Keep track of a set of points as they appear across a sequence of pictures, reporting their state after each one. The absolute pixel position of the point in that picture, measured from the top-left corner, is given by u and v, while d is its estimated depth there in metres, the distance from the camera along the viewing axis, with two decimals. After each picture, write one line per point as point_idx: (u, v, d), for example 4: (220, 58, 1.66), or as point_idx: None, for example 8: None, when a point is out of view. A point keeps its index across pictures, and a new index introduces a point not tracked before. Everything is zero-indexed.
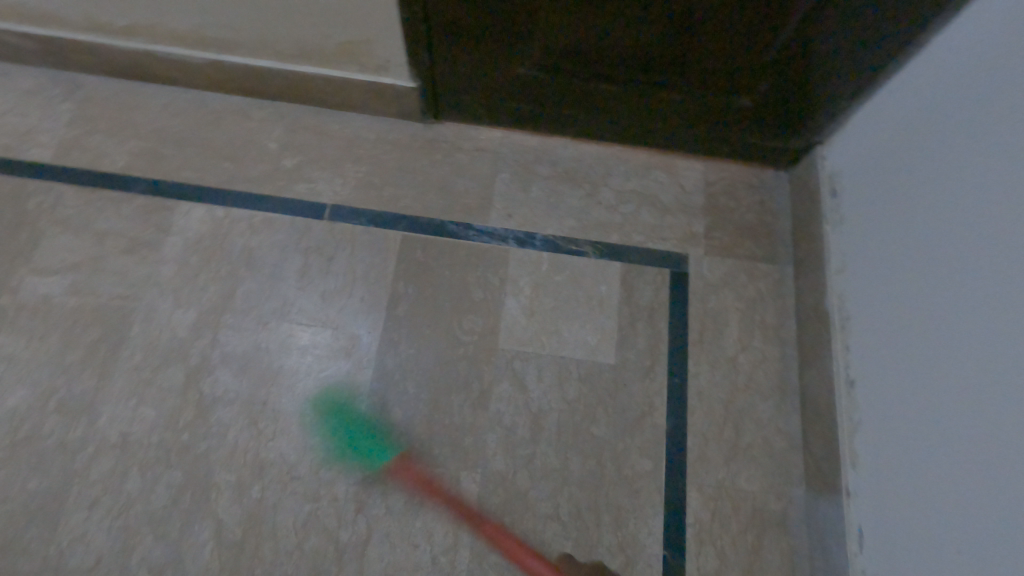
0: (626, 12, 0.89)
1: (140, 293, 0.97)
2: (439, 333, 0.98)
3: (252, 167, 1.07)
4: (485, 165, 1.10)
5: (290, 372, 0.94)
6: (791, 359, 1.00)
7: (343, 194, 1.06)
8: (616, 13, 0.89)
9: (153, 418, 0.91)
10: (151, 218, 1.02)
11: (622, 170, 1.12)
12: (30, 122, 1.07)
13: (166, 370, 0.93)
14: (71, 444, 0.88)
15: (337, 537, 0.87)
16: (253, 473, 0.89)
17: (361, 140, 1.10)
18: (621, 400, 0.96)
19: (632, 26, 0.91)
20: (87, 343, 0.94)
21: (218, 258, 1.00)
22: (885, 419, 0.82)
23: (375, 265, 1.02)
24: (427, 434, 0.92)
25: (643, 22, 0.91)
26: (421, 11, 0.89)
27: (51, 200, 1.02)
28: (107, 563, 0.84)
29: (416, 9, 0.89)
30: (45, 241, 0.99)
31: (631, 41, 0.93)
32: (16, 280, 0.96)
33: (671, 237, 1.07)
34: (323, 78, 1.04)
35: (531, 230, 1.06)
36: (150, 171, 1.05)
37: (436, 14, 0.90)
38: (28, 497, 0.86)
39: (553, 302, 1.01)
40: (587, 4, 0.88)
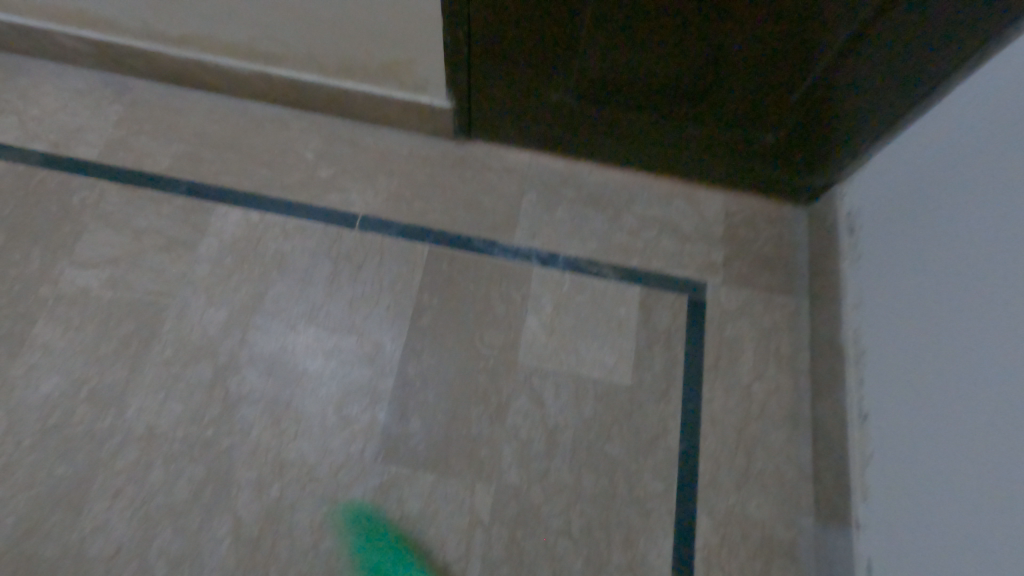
0: (658, 49, 0.93)
1: (174, 290, 1.00)
2: (460, 346, 1.01)
3: (289, 175, 1.10)
4: (512, 185, 1.14)
5: (314, 375, 0.97)
6: (803, 390, 1.02)
7: (375, 205, 1.10)
8: (648, 48, 0.93)
9: (180, 412, 0.93)
10: (189, 219, 1.05)
11: (644, 197, 1.15)
12: (79, 121, 1.11)
13: (194, 366, 0.96)
14: (99, 433, 0.91)
15: (352, 540, 0.88)
16: (273, 472, 0.91)
17: (394, 155, 1.14)
18: (636, 421, 0.98)
19: (663, 62, 0.95)
20: (120, 336, 0.96)
21: (251, 261, 1.03)
22: (897, 454, 0.83)
23: (402, 276, 1.05)
24: (444, 444, 0.94)
25: (674, 59, 0.94)
26: (464, 37, 0.94)
27: (95, 197, 1.05)
28: (126, 552, 0.85)
29: (460, 35, 0.93)
30: (87, 236, 1.02)
31: (661, 75, 0.97)
32: (57, 271, 1.00)
33: (691, 264, 1.10)
34: (363, 94, 1.09)
35: (555, 251, 1.09)
36: (191, 174, 1.09)
37: (478, 40, 0.94)
38: (55, 482, 0.88)
39: (573, 321, 1.04)
40: (622, 39, 0.92)
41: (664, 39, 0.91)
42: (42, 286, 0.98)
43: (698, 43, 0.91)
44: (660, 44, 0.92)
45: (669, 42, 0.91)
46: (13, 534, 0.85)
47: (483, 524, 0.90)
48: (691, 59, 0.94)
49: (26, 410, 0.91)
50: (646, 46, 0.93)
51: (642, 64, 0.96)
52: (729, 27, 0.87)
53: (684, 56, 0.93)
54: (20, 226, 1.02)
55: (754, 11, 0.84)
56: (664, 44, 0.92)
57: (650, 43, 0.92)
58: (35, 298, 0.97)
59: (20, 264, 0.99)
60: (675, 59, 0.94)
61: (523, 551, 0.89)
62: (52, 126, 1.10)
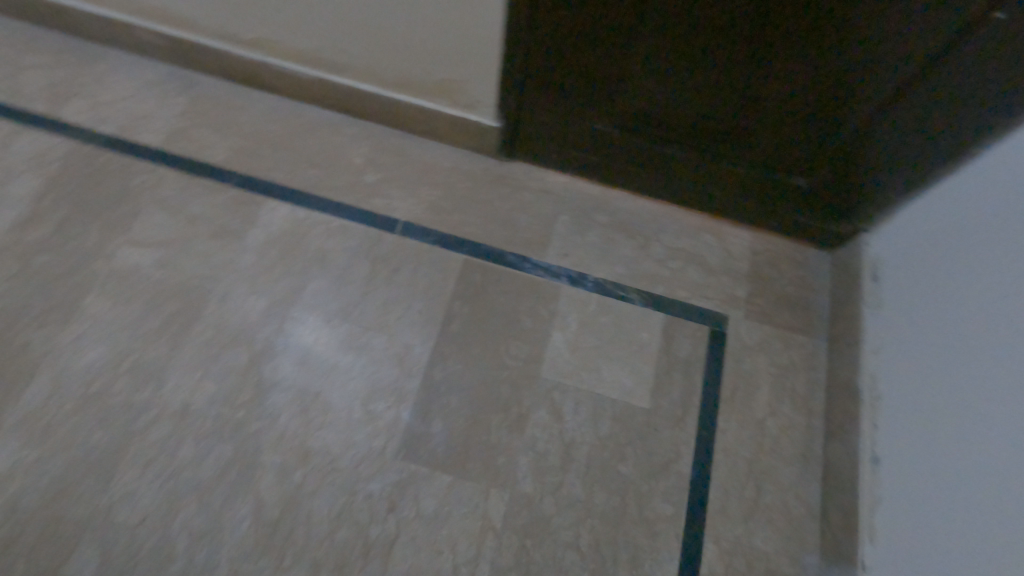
0: (700, 87, 0.98)
1: (219, 276, 1.05)
2: (486, 355, 1.04)
3: (337, 177, 1.16)
4: (548, 205, 1.18)
5: (344, 369, 1.00)
6: (816, 430, 1.04)
7: (415, 213, 1.14)
8: (691, 86, 0.98)
9: (214, 392, 0.97)
10: (240, 210, 1.11)
11: (674, 228, 1.19)
12: (146, 109, 1.18)
13: (231, 350, 1.00)
14: (137, 405, 0.95)
15: (367, 532, 0.91)
16: (297, 458, 0.94)
17: (438, 167, 1.19)
18: (651, 444, 1.00)
19: (704, 101, 1.00)
20: (165, 314, 1.01)
21: (293, 255, 1.08)
22: (906, 498, 0.85)
23: (436, 283, 1.09)
24: (463, 447, 0.97)
25: (714, 98, 0.99)
26: (520, 62, 0.99)
27: (154, 181, 1.11)
28: (151, 522, 0.88)
29: (516, 59, 0.99)
30: (143, 217, 1.08)
31: (703, 113, 1.02)
32: (112, 247, 1.05)
33: (714, 296, 1.13)
34: (415, 107, 1.15)
35: (583, 272, 1.13)
36: (245, 167, 1.14)
37: (533, 66, 1.00)
38: (90, 448, 0.91)
39: (596, 341, 1.07)
40: (669, 75, 0.97)
41: (706, 77, 0.96)
42: (97, 260, 1.03)
43: (741, 85, 0.95)
44: (702, 82, 0.97)
45: (712, 81, 0.96)
46: (46, 493, 0.88)
47: (494, 529, 0.93)
48: (732, 100, 0.98)
49: (71, 376, 0.95)
50: (689, 84, 0.98)
51: (685, 100, 1.01)
52: (770, 70, 0.92)
53: (727, 96, 0.98)
54: (82, 202, 1.08)
55: (795, 57, 0.89)
56: (706, 82, 0.97)
57: (693, 80, 0.97)
58: (89, 271, 1.02)
59: (78, 237, 1.05)
60: (718, 98, 0.99)
61: (531, 560, 0.91)
62: (120, 111, 1.17)
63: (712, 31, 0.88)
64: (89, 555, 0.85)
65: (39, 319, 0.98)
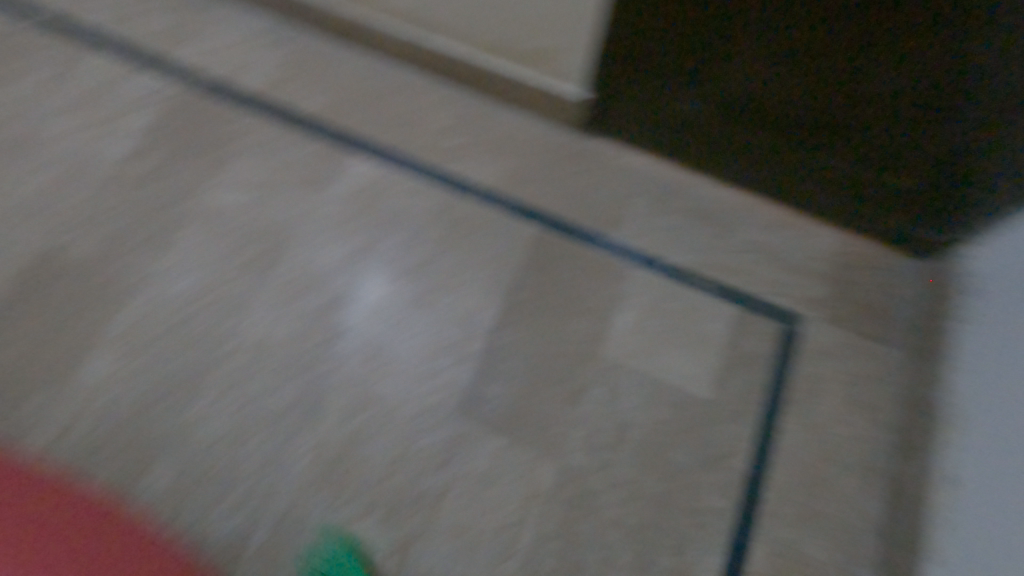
0: (809, 81, 0.93)
1: (302, 223, 1.09)
2: (549, 327, 1.05)
3: (419, 138, 1.18)
4: (625, 186, 1.16)
5: (411, 325, 1.03)
6: (884, 445, 0.99)
7: (492, 180, 1.15)
8: (800, 79, 0.94)
9: (288, 332, 1.01)
10: (326, 162, 1.15)
11: (754, 221, 1.15)
12: (247, 58, 1.23)
13: (307, 294, 1.04)
14: (218, 335, 1.00)
15: (419, 483, 0.94)
16: (359, 404, 0.98)
17: (518, 137, 1.19)
18: (706, 436, 0.99)
19: (810, 96, 0.95)
20: (250, 255, 1.06)
21: (372, 210, 1.11)
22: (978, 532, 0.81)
23: (506, 251, 1.10)
24: (518, 414, 0.98)
25: (822, 95, 0.94)
26: (617, 34, 0.98)
27: (249, 127, 1.16)
28: (222, 446, 0.94)
29: (614, 31, 0.98)
30: (237, 161, 1.13)
31: (795, 102, 0.98)
32: (208, 187, 1.11)
33: (789, 295, 1.09)
34: (504, 75, 1.15)
35: (655, 256, 1.11)
36: (334, 122, 1.18)
37: (628, 39, 0.98)
38: (173, 370, 0.97)
39: (661, 327, 1.06)
40: (764, 59, 0.93)
41: (818, 72, 0.91)
42: (193, 197, 1.10)
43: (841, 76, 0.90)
44: (812, 76, 0.92)
45: (823, 77, 0.91)
46: (132, 406, 0.95)
47: (541, 497, 0.94)
48: (829, 92, 0.93)
49: (162, 301, 1.02)
50: (797, 77, 0.93)
51: (779, 88, 0.97)
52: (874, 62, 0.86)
53: (823, 87, 0.93)
54: (183, 142, 1.14)
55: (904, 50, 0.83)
56: (816, 77, 0.92)
57: (801, 74, 0.93)
58: (185, 207, 1.09)
59: (178, 174, 1.11)
60: (813, 88, 0.94)
61: (574, 533, 0.92)
62: (224, 58, 1.22)
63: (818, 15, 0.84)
64: (165, 468, 0.92)
65: (139, 246, 1.05)
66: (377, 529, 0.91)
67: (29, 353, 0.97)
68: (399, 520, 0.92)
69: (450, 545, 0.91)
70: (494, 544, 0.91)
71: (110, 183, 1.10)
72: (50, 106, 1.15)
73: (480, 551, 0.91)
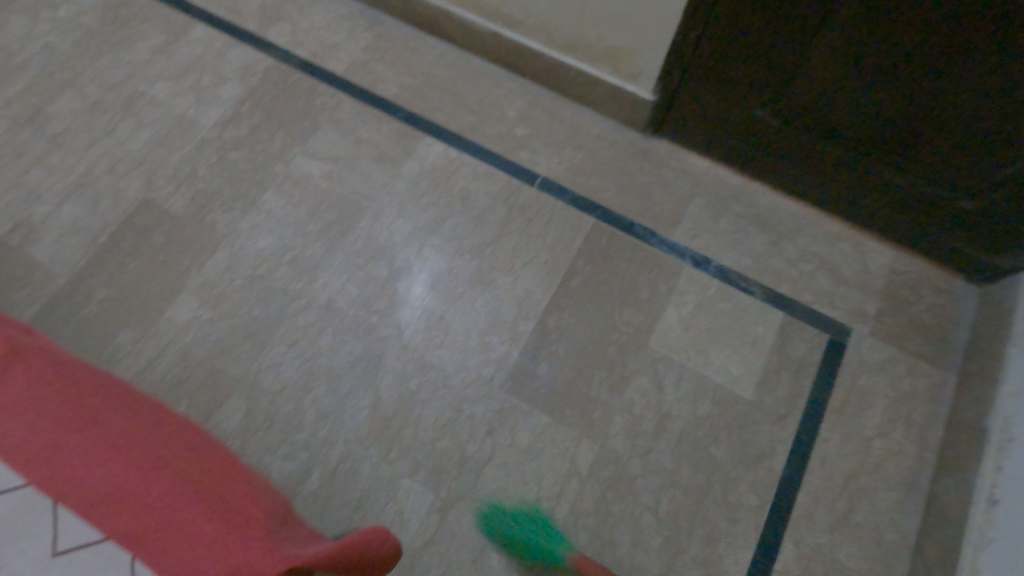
0: (873, 93, 0.93)
1: (375, 196, 1.16)
2: (600, 314, 1.08)
3: (490, 126, 1.24)
4: (684, 187, 1.19)
5: (468, 300, 1.09)
6: (927, 462, 0.99)
7: (556, 171, 1.20)
8: (864, 92, 0.94)
9: (355, 295, 1.08)
10: (402, 141, 1.21)
11: (810, 232, 1.16)
12: (336, 40, 1.31)
13: (375, 263, 1.11)
14: (291, 292, 1.08)
15: (465, 448, 0.98)
16: (415, 368, 1.03)
17: (584, 132, 1.24)
18: (747, 434, 1.01)
19: (873, 108, 0.95)
20: (325, 221, 1.14)
21: (441, 189, 1.17)
22: (1002, 556, 0.79)
23: (564, 239, 1.14)
24: (564, 394, 1.03)
25: (884, 107, 0.94)
26: (687, 40, 1.00)
27: (333, 104, 1.24)
28: (288, 393, 1.00)
29: (685, 38, 1.00)
30: (320, 133, 1.21)
31: (863, 117, 0.98)
32: (291, 155, 1.19)
33: (841, 307, 1.10)
34: (577, 71, 1.19)
35: (708, 256, 1.14)
36: (411, 104, 1.25)
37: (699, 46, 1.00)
38: (249, 319, 1.05)
39: (709, 325, 1.08)
40: (833, 75, 0.94)
41: (880, 85, 0.91)
42: (277, 164, 1.18)
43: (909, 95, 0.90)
44: (874, 89, 0.92)
45: (887, 89, 0.91)
46: (210, 349, 1.03)
47: (580, 475, 0.97)
48: (899, 109, 0.93)
49: (244, 257, 1.10)
50: (859, 89, 0.94)
51: (847, 103, 0.97)
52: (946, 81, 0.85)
53: (894, 105, 0.93)
54: (273, 113, 1.23)
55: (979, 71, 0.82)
56: (879, 90, 0.92)
57: (864, 86, 0.93)
58: (270, 172, 1.17)
59: (266, 141, 1.20)
60: (882, 105, 0.94)
61: (610, 512, 0.95)
62: (315, 39, 1.31)
63: (889, 35, 0.83)
64: (235, 408, 0.99)
65: (226, 204, 1.14)
66: (422, 486, 0.96)
67: (123, 291, 1.06)
68: (443, 481, 0.96)
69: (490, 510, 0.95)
70: None
71: (205, 145, 1.19)
72: (157, 72, 1.26)
73: None
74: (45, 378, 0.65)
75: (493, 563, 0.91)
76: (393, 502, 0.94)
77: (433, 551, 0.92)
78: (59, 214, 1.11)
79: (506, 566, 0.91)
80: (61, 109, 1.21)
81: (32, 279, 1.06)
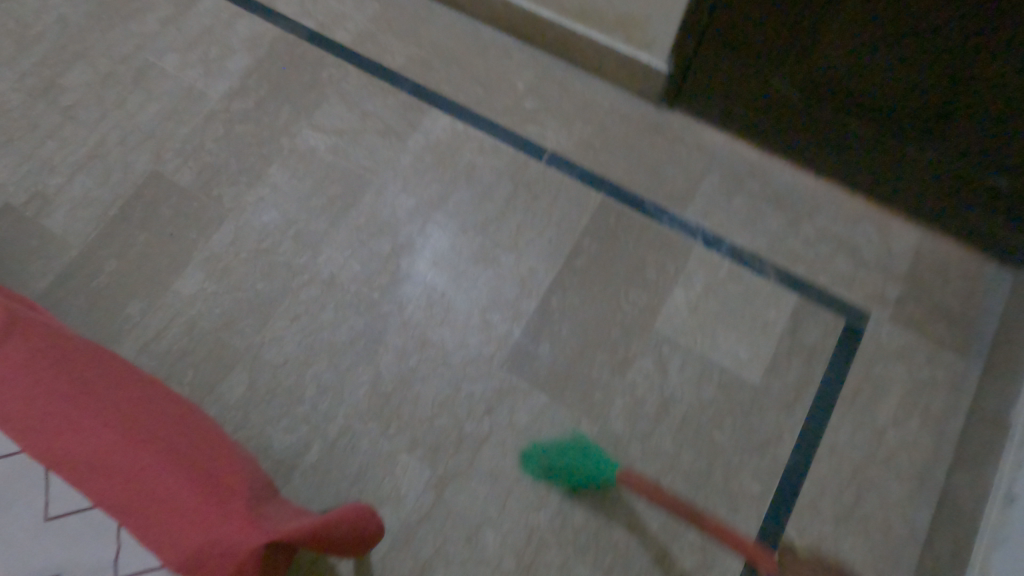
0: (894, 66, 0.87)
1: (379, 171, 1.15)
2: (605, 294, 1.06)
3: (498, 99, 1.20)
4: (698, 163, 1.14)
5: (471, 277, 1.07)
6: (942, 455, 0.95)
7: (565, 145, 1.16)
8: (884, 64, 0.88)
9: (357, 270, 1.08)
10: (408, 114, 1.19)
11: (831, 212, 1.11)
12: (344, 9, 1.28)
13: (378, 238, 1.10)
14: (294, 266, 1.08)
15: (462, 426, 0.98)
16: (415, 345, 1.03)
17: (595, 105, 1.19)
18: (752, 420, 0.98)
19: (895, 81, 0.89)
20: (329, 195, 1.13)
21: (446, 164, 1.15)
22: (1015, 557, 0.75)
23: (571, 216, 1.11)
24: (565, 374, 1.01)
25: (906, 79, 0.88)
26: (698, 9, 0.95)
27: (339, 76, 1.22)
28: (290, 367, 1.01)
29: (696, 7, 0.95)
30: (325, 106, 1.20)
31: (884, 91, 0.92)
32: (297, 129, 1.18)
33: (859, 291, 1.05)
34: (589, 40, 1.15)
35: (721, 236, 1.10)
36: (418, 76, 1.22)
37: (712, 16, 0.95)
38: (253, 294, 1.06)
39: (718, 307, 1.05)
40: (853, 45, 0.88)
41: (901, 56, 0.85)
42: (283, 137, 1.17)
43: (937, 66, 0.84)
44: (895, 60, 0.86)
45: (909, 60, 0.85)
46: (215, 322, 1.04)
47: None
48: (924, 81, 0.87)
49: (249, 231, 1.10)
50: (879, 60, 0.88)
51: (868, 75, 0.91)
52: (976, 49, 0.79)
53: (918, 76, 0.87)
54: (279, 85, 1.21)
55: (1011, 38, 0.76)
56: (901, 61, 0.86)
57: (884, 58, 0.87)
58: (275, 145, 1.17)
59: (272, 114, 1.19)
60: (905, 77, 0.88)
61: (607, 494, 0.94)
62: (323, 9, 1.28)
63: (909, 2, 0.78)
64: (238, 380, 1.00)
65: (232, 177, 1.14)
66: (419, 463, 0.96)
67: (132, 263, 1.07)
68: (440, 458, 0.96)
69: (486, 488, 0.94)
70: (528, 493, 0.94)
71: (212, 118, 1.19)
72: (166, 43, 1.26)
73: (514, 498, 0.94)
74: (37, 348, 0.65)
75: (487, 541, 0.91)
76: (390, 478, 0.95)
77: (428, 526, 0.92)
78: (72, 186, 1.13)
79: (501, 545, 0.91)
80: (73, 82, 1.22)
81: (46, 250, 1.08)
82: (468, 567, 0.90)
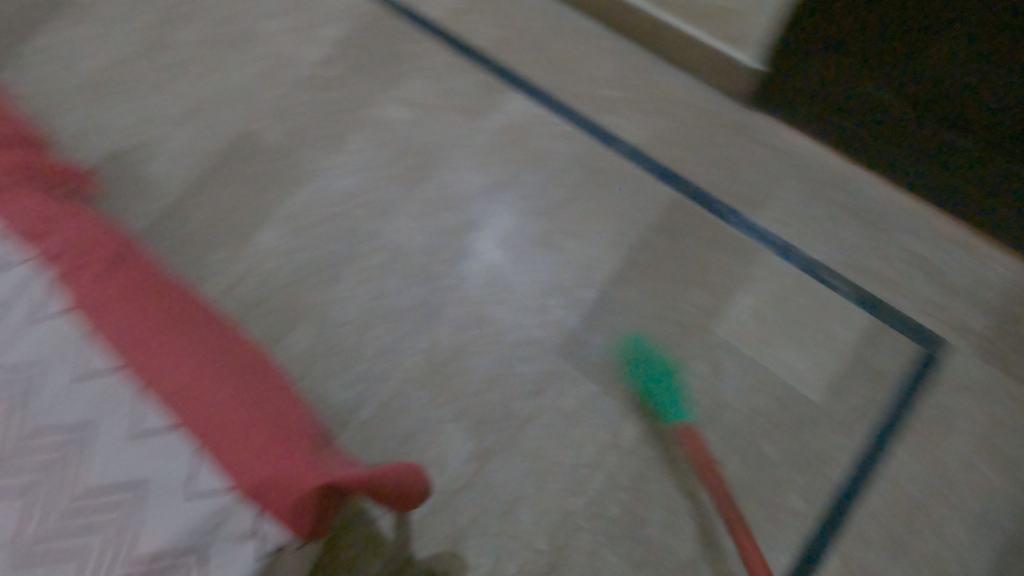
0: (1011, 75, 0.83)
1: (454, 147, 1.17)
2: (666, 291, 1.04)
3: (578, 85, 1.20)
4: (778, 167, 1.11)
5: (532, 260, 1.08)
6: (1012, 500, 0.89)
7: (641, 137, 1.15)
8: (999, 73, 0.84)
9: (424, 241, 1.11)
10: (487, 93, 1.21)
11: (918, 231, 1.05)
12: None
13: (447, 213, 1.13)
14: (365, 232, 1.12)
15: (509, 404, 1.00)
16: (471, 320, 1.05)
17: (677, 98, 1.17)
18: (806, 436, 0.95)
19: (1009, 91, 0.85)
20: (403, 166, 1.16)
21: (519, 146, 1.16)
22: None
23: (638, 209, 1.10)
24: (616, 366, 1.01)
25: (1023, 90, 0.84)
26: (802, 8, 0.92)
27: (425, 51, 1.25)
28: (352, 327, 1.06)
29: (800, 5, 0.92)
30: (409, 79, 1.23)
31: (997, 100, 0.87)
32: (379, 99, 1.22)
33: (940, 317, 1.00)
34: (677, 31, 1.12)
35: (794, 244, 1.06)
36: (501, 56, 1.24)
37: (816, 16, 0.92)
38: (324, 254, 1.11)
39: (782, 317, 1.01)
40: (969, 50, 0.84)
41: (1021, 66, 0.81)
42: (366, 106, 1.22)
43: None
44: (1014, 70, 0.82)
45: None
46: (288, 276, 1.10)
47: (620, 448, 0.96)
48: None
49: (327, 193, 1.15)
50: (995, 68, 0.84)
51: (980, 83, 0.87)
52: None
53: None
54: (368, 56, 1.26)
55: None
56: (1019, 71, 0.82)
57: (1002, 66, 0.83)
58: (358, 114, 1.21)
59: (358, 84, 1.23)
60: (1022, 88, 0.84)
61: (646, 490, 0.94)
62: None
63: None
64: (303, 333, 1.06)
65: (315, 142, 1.19)
66: (464, 433, 0.98)
67: (219, 214, 1.15)
68: (485, 432, 0.98)
69: (526, 467, 0.96)
70: (566, 478, 0.95)
71: (302, 83, 1.24)
72: (268, 9, 1.32)
73: (552, 480, 0.95)
74: (129, 297, 0.73)
75: (522, 518, 0.93)
76: (435, 444, 0.98)
77: (466, 495, 0.95)
78: (172, 137, 1.21)
79: (535, 523, 0.93)
80: (181, 40, 1.30)
81: (145, 194, 1.17)
82: (500, 540, 0.92)
